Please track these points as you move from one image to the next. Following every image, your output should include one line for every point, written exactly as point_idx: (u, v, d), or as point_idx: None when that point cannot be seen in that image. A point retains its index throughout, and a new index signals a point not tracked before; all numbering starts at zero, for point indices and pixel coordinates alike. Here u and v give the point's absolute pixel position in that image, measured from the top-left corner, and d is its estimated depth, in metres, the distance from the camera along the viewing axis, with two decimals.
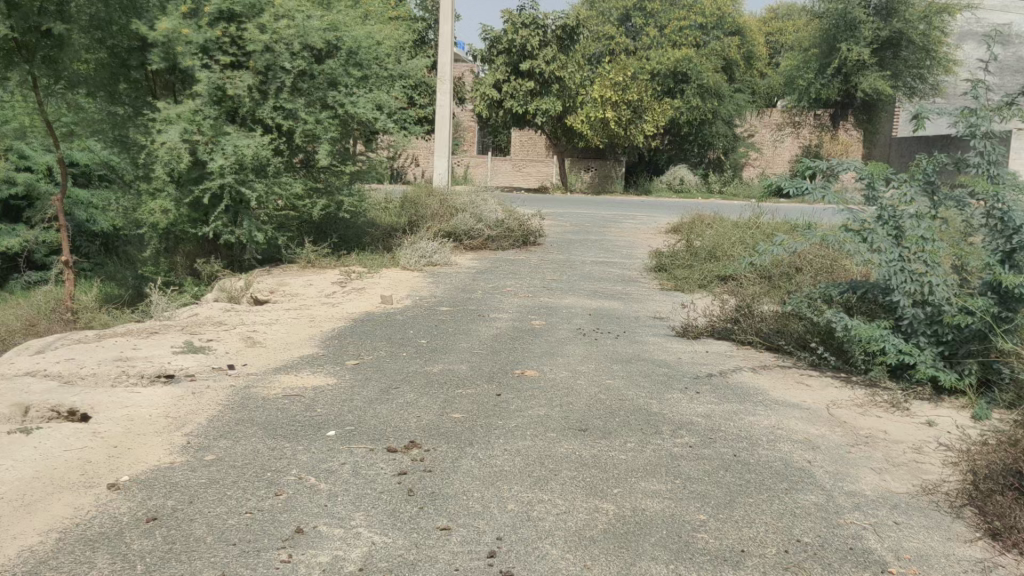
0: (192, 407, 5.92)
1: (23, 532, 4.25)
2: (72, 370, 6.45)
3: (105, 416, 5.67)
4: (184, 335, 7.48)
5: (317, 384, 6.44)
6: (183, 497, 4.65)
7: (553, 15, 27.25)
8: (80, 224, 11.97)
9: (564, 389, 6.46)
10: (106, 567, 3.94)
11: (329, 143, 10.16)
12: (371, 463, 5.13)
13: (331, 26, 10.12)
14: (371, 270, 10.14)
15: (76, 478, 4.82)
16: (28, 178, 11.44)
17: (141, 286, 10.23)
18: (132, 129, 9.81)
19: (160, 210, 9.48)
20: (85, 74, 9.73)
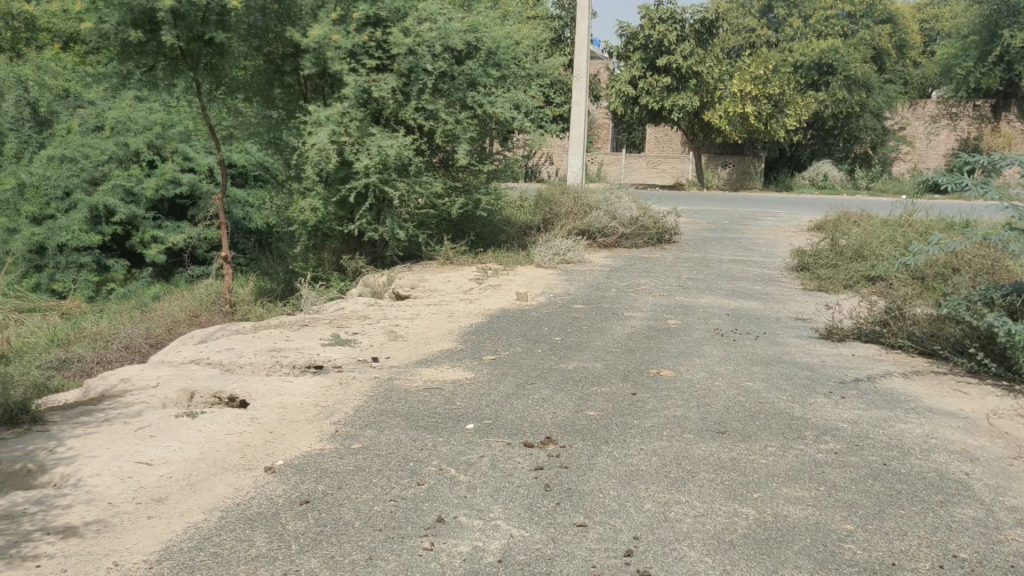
0: (339, 397, 6.20)
1: (190, 509, 4.57)
2: (231, 358, 6.88)
3: (262, 403, 6.02)
4: (331, 328, 7.84)
5: (456, 378, 6.60)
6: (333, 483, 4.89)
7: (692, 9, 26.88)
8: (237, 222, 12.72)
9: (702, 390, 6.36)
10: (264, 545, 4.20)
11: (468, 142, 10.38)
12: (508, 457, 5.22)
13: (472, 27, 10.35)
14: (506, 267, 10.29)
15: (236, 461, 5.15)
16: (193, 178, 12.14)
17: (291, 281, 10.79)
18: (285, 133, 10.51)
19: (310, 208, 10.07)
20: (245, 79, 10.17)
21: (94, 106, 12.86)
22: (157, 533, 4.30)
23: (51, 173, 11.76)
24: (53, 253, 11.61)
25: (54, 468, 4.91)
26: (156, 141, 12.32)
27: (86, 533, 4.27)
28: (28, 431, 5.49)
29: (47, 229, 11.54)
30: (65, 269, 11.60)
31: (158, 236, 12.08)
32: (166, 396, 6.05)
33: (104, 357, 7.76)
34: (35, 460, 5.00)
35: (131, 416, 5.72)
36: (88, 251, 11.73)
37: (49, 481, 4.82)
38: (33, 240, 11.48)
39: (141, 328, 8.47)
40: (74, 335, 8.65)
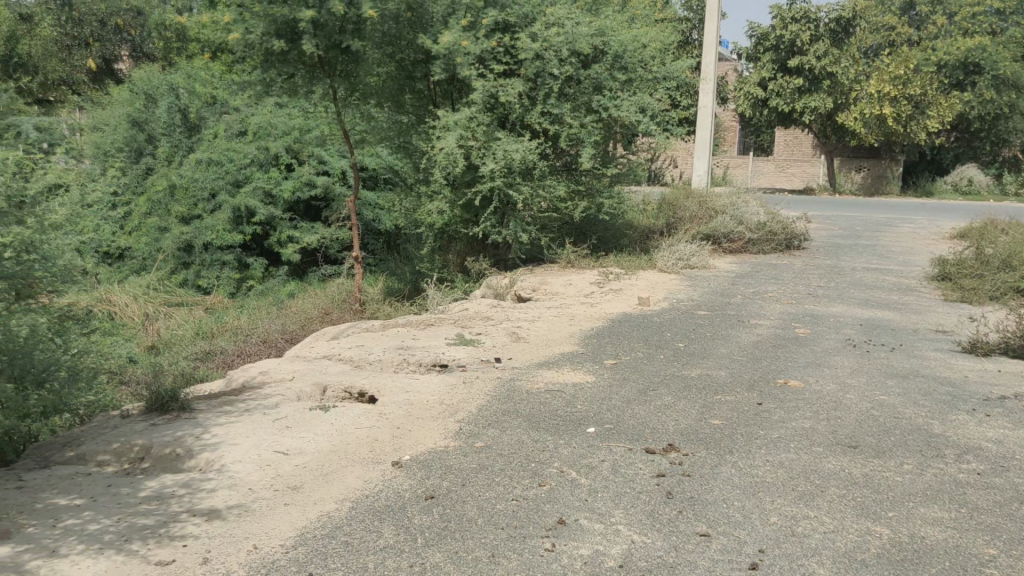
0: (463, 395, 6.34)
1: (323, 498, 4.78)
2: (361, 355, 7.13)
3: (390, 399, 6.22)
4: (456, 328, 8.01)
5: (577, 382, 6.62)
6: (456, 480, 4.99)
7: (827, 7, 26.03)
8: (367, 223, 13.16)
9: (832, 403, 6.15)
10: (392, 537, 4.34)
11: (593, 146, 10.38)
12: (630, 463, 5.21)
13: (599, 31, 10.36)
14: (628, 271, 10.23)
15: (366, 454, 5.34)
16: (327, 181, 12.69)
17: (418, 281, 11.09)
18: (415, 137, 10.86)
19: (437, 211, 10.35)
20: (379, 86, 10.47)
21: (238, 112, 13.58)
22: (292, 520, 4.51)
23: (199, 175, 12.44)
24: (200, 250, 12.27)
25: (199, 453, 5.23)
26: (293, 145, 12.92)
27: (228, 516, 4.53)
28: (177, 418, 5.87)
29: (194, 228, 12.22)
30: (210, 266, 12.26)
31: (294, 236, 12.66)
32: (301, 390, 6.34)
33: (244, 350, 8.19)
34: (183, 446, 5.34)
35: (269, 407, 6.02)
36: (230, 250, 12.39)
37: (195, 466, 5.14)
38: (182, 239, 12.17)
39: (278, 324, 8.89)
40: (217, 329, 9.17)
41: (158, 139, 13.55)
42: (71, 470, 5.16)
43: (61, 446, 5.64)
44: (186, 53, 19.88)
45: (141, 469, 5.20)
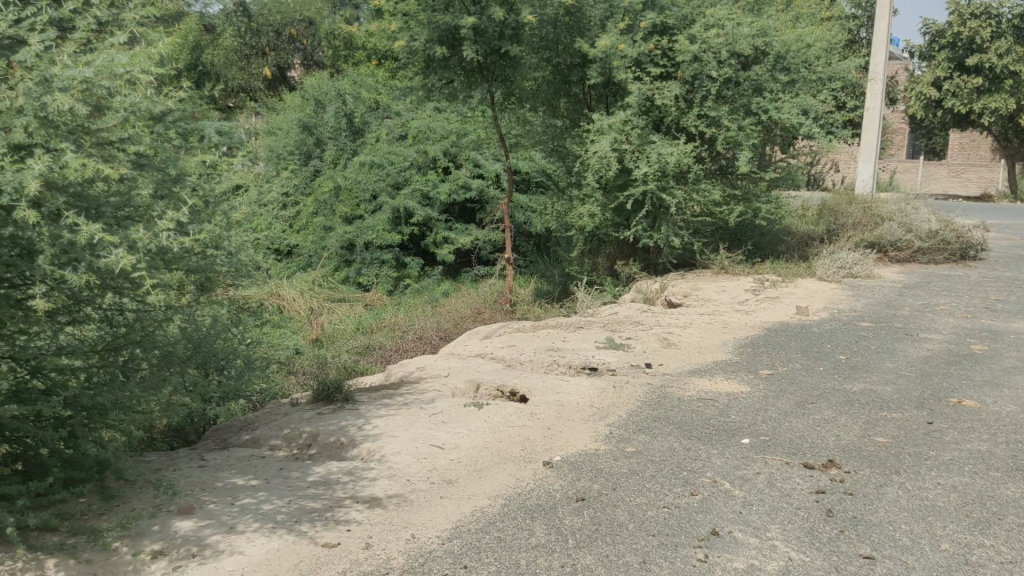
0: (614, 399, 6.33)
1: (476, 493, 4.89)
2: (513, 355, 7.26)
3: (541, 399, 6.29)
4: (606, 331, 8.00)
5: (731, 391, 6.46)
6: (607, 484, 4.99)
7: (1011, 2, 24.22)
8: (518, 225, 13.35)
9: (1013, 425, 5.73)
10: (543, 536, 4.39)
11: (750, 149, 10.08)
12: (787, 477, 5.04)
13: (760, 32, 10.08)
14: (785, 278, 9.89)
15: (518, 453, 5.43)
16: (482, 184, 12.97)
17: (567, 284, 11.17)
18: (569, 140, 10.95)
19: (588, 214, 10.39)
20: (535, 91, 10.67)
21: (399, 116, 14.10)
22: (447, 513, 4.65)
23: (361, 178, 12.99)
24: (361, 249, 12.78)
25: (361, 443, 5.48)
26: (451, 149, 13.31)
27: (388, 505, 4.71)
28: (342, 408, 6.17)
29: (357, 228, 12.79)
30: (369, 265, 12.75)
31: (449, 238, 13.00)
32: (456, 386, 6.53)
33: (402, 346, 8.50)
34: (347, 435, 5.61)
35: (425, 402, 6.23)
36: (389, 249, 12.85)
37: (357, 455, 5.39)
38: (345, 238, 12.73)
39: (433, 321, 9.19)
40: (376, 325, 9.54)
41: (325, 143, 14.26)
42: (247, 453, 5.53)
43: (237, 430, 6.04)
44: (352, 60, 20.70)
45: (308, 455, 5.49)
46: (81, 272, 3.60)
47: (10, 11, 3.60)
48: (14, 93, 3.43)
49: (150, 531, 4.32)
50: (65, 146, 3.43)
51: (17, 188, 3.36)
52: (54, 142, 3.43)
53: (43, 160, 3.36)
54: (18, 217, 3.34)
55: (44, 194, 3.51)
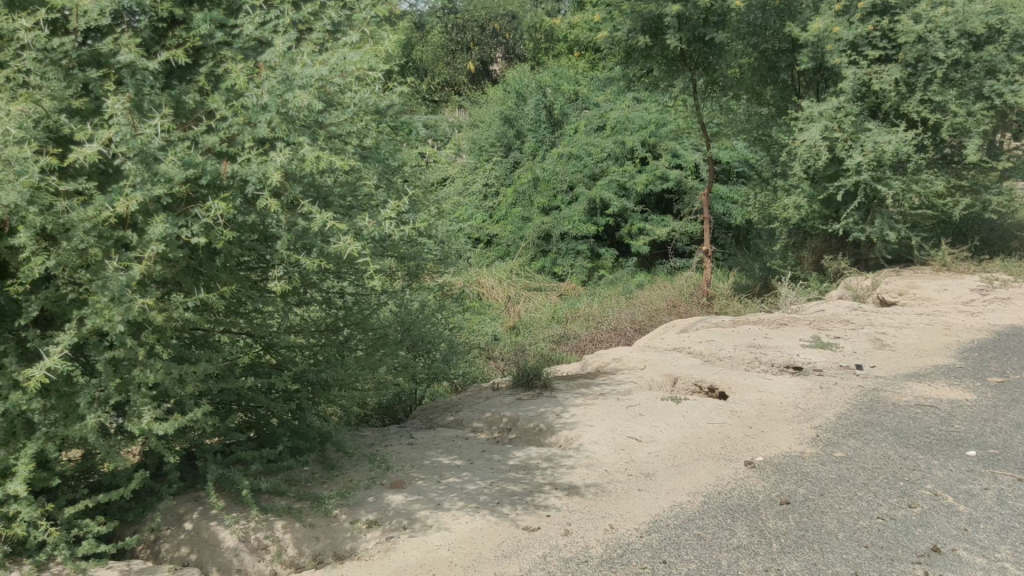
0: (820, 401, 6.03)
1: (674, 489, 4.81)
2: (712, 350, 7.09)
3: (741, 396, 6.10)
4: (812, 330, 7.64)
5: (954, 399, 5.98)
6: (814, 489, 4.76)
7: None
8: (718, 217, 12.99)
9: None
10: (745, 538, 4.25)
11: (981, 137, 9.25)
12: (1020, 495, 4.59)
13: (997, 8, 9.24)
14: (1018, 278, 9.02)
15: (718, 450, 5.30)
16: (680, 174, 12.74)
17: (769, 278, 10.74)
18: (775, 129, 10.48)
19: (794, 206, 9.94)
20: (738, 78, 10.37)
21: (598, 108, 14.09)
22: (646, 506, 4.61)
23: (559, 169, 13.09)
24: (557, 239, 12.89)
25: (560, 431, 5.55)
26: (649, 139, 13.16)
27: (586, 493, 4.74)
28: (540, 395, 6.27)
29: (554, 219, 12.91)
30: (565, 255, 12.83)
31: (645, 229, 12.87)
32: (653, 379, 6.48)
33: (597, 336, 8.52)
34: (546, 422, 5.70)
35: (622, 393, 6.22)
36: (584, 240, 12.88)
37: (555, 442, 5.47)
38: (542, 229, 12.87)
39: (628, 313, 9.14)
40: (571, 314, 9.61)
41: (525, 135, 14.30)
42: (452, 433, 5.76)
43: (442, 411, 6.30)
44: (551, 53, 20.71)
45: (508, 439, 5.64)
46: (313, 257, 3.87)
47: (256, 14, 3.86)
48: (260, 91, 3.70)
49: (366, 501, 4.60)
50: (303, 140, 3.67)
51: (261, 178, 3.66)
52: (293, 135, 3.68)
53: (284, 153, 3.62)
54: (262, 205, 3.64)
55: (284, 184, 3.81)
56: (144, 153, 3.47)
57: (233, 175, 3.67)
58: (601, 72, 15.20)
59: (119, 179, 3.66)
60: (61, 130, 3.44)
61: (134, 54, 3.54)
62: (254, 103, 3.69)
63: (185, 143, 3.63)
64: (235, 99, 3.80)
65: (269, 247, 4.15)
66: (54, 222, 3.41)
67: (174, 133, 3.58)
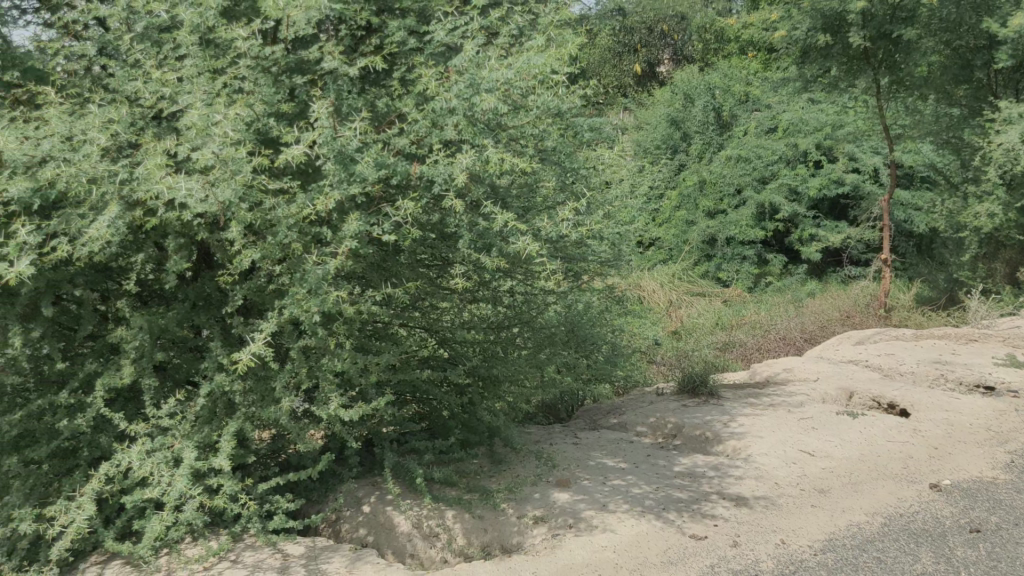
0: (1015, 425, 5.60)
1: (851, 508, 4.60)
2: (892, 364, 6.73)
3: (925, 415, 5.76)
4: (1006, 348, 7.09)
5: None
6: (1009, 517, 4.42)
7: None
8: (898, 224, 12.29)
9: None
10: (930, 564, 4.00)
11: None
12: None
13: None
14: None
15: (899, 470, 5.03)
16: (857, 179, 12.17)
17: (955, 290, 10.06)
18: (969, 131, 9.72)
19: (986, 214, 9.29)
20: (927, 77, 9.73)
21: (771, 109, 13.65)
22: (820, 523, 4.43)
23: (727, 172, 12.79)
24: (722, 244, 12.60)
25: (728, 440, 5.43)
26: (825, 142, 12.61)
27: (755, 506, 4.62)
28: (707, 402, 6.17)
29: (719, 223, 12.65)
30: (730, 260, 12.53)
31: (817, 235, 12.36)
32: (827, 392, 6.23)
33: (766, 345, 8.27)
34: (713, 430, 5.59)
35: (794, 405, 6.02)
36: (751, 245, 12.53)
37: (723, 451, 5.36)
38: (707, 233, 12.62)
39: (798, 321, 8.83)
40: (736, 322, 9.36)
41: (692, 137, 14.00)
42: (616, 435, 5.75)
43: (607, 413, 6.31)
44: (721, 53, 20.06)
45: (674, 445, 5.58)
46: (494, 256, 3.98)
47: (448, 21, 3.98)
48: (449, 95, 3.80)
49: (532, 497, 4.67)
50: (487, 142, 3.75)
51: (447, 179, 3.79)
52: (478, 138, 3.78)
53: (469, 155, 3.72)
54: (447, 205, 3.77)
55: (468, 185, 3.93)
56: (342, 155, 3.67)
57: (421, 176, 3.83)
58: (774, 72, 14.69)
59: (318, 178, 3.90)
60: (270, 132, 3.70)
61: (337, 61, 3.76)
62: (441, 107, 3.80)
63: (379, 145, 3.81)
64: (426, 103, 3.96)
65: (451, 246, 4.30)
66: (262, 219, 3.68)
67: (370, 135, 3.78)
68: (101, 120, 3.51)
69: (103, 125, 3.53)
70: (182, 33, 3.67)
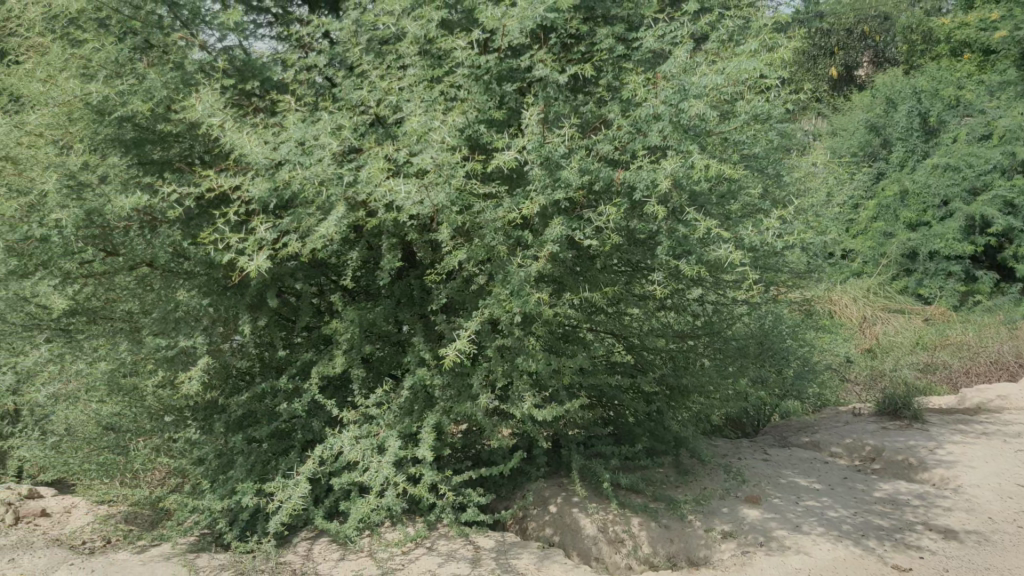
0: None
1: None
2: None
3: None
4: None
5: None
6: None
7: None
8: None
9: None
10: None
11: None
12: None
13: None
14: None
15: None
16: None
17: None
18: None
19: None
20: None
21: (986, 113, 12.58)
22: None
23: (932, 181, 11.93)
24: (924, 259, 11.88)
25: (934, 468, 5.09)
26: None
27: (966, 540, 4.29)
28: (910, 426, 5.81)
29: (922, 236, 11.88)
30: (933, 276, 11.78)
31: None
32: None
33: (974, 368, 7.73)
34: (916, 455, 5.26)
35: (1010, 436, 5.55)
36: (958, 261, 11.72)
37: (928, 479, 5.02)
38: (907, 246, 11.91)
39: (1012, 345, 8.12)
40: (939, 342, 8.74)
41: (893, 143, 13.19)
42: (809, 455, 5.54)
43: (797, 431, 6.08)
44: (928, 54, 18.67)
45: (872, 469, 5.30)
46: (693, 264, 3.94)
47: (658, 27, 3.95)
48: (656, 100, 3.74)
49: (720, 511, 4.58)
50: (694, 148, 3.67)
51: (650, 185, 3.74)
52: (684, 144, 3.70)
53: (675, 161, 3.64)
54: (649, 211, 3.75)
55: (672, 192, 3.90)
56: (549, 161, 3.73)
57: (625, 182, 3.81)
58: (992, 74, 13.54)
59: (522, 184, 4.01)
60: (480, 138, 3.83)
61: (548, 68, 3.83)
62: (648, 114, 3.76)
63: (584, 151, 3.86)
64: (631, 110, 3.94)
65: (648, 252, 4.27)
66: (470, 221, 3.80)
67: (576, 142, 3.83)
68: (331, 126, 3.77)
69: (333, 131, 3.78)
70: (405, 45, 3.88)
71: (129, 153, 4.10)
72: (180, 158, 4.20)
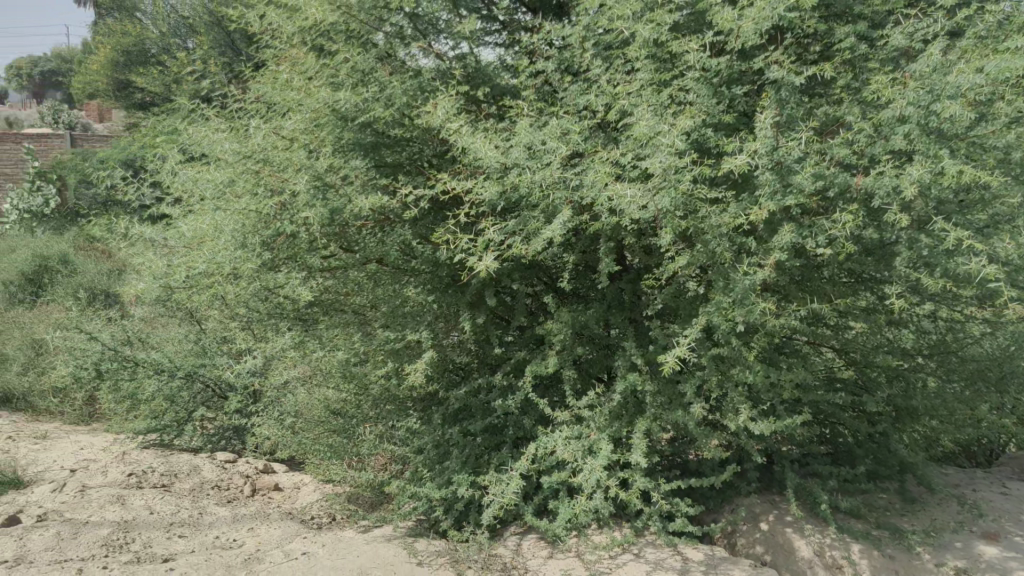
0: None
1: None
2: None
3: None
4: None
5: None
6: None
7: None
8: None
9: None
10: None
11: None
12: None
13: None
14: None
15: None
16: None
17: None
18: None
19: None
20: None
21: None
22: None
23: None
24: None
25: None
26: None
27: None
28: None
29: None
30: None
31: None
32: None
33: None
34: None
35: None
36: None
37: None
38: None
39: None
40: None
41: None
42: None
43: None
44: None
45: None
46: (937, 277, 3.66)
47: (907, 25, 3.72)
48: (902, 102, 3.50)
49: (953, 546, 4.27)
50: (944, 151, 3.39)
51: (891, 191, 3.48)
52: (932, 148, 3.43)
53: (922, 166, 3.37)
54: (890, 219, 3.51)
55: (916, 200, 3.64)
56: (782, 165, 3.57)
57: (863, 188, 3.59)
58: None
59: (749, 189, 3.88)
60: (706, 141, 3.74)
61: (782, 70, 3.70)
62: (892, 116, 3.52)
63: (820, 155, 3.67)
64: (873, 112, 3.72)
65: (883, 263, 4.01)
66: (694, 226, 3.73)
67: (811, 146, 3.66)
68: (559, 131, 3.84)
69: (560, 135, 3.85)
70: (634, 48, 3.87)
71: (368, 157, 4.35)
72: (411, 161, 4.41)
